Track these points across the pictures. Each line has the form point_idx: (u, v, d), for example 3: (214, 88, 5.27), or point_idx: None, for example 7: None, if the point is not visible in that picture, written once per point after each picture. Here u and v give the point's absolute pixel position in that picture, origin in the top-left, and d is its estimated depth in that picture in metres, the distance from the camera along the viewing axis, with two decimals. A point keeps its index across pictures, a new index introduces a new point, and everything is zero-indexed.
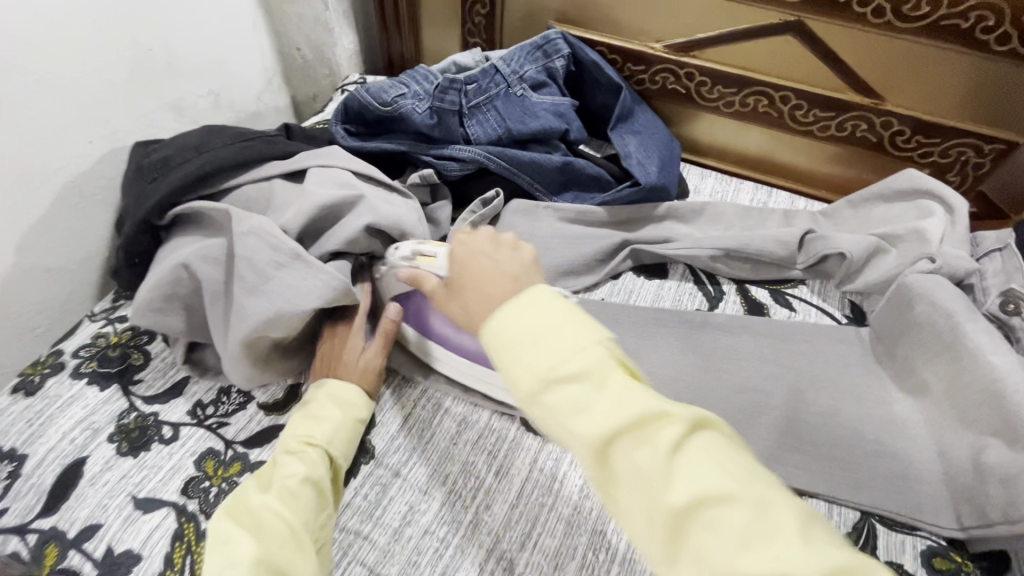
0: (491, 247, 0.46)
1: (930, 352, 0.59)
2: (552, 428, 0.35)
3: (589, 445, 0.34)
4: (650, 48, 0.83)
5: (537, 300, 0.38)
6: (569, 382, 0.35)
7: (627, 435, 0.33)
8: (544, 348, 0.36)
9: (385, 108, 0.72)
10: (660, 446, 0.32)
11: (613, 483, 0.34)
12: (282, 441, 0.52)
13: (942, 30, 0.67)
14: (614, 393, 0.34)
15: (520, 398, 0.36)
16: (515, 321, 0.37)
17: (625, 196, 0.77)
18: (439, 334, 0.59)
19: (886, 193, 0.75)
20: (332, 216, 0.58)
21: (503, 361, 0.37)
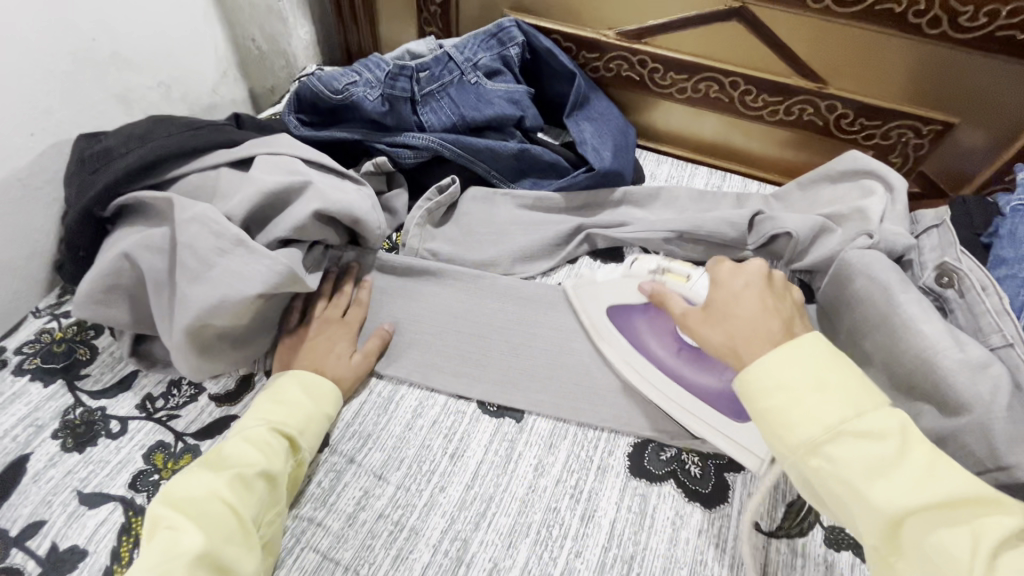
0: (760, 285, 0.51)
1: (868, 325, 0.61)
2: (829, 487, 0.40)
3: (881, 512, 0.37)
4: (603, 35, 0.84)
5: (812, 358, 0.43)
6: (859, 442, 0.39)
7: (931, 510, 0.36)
8: (830, 404, 0.40)
9: (337, 96, 0.72)
10: (974, 531, 0.35)
11: (904, 552, 0.37)
12: (246, 423, 0.51)
13: (877, 14, 0.69)
14: (916, 471, 0.37)
15: (797, 454, 0.41)
16: (784, 376, 0.42)
17: (579, 181, 0.78)
18: (656, 351, 0.61)
19: (832, 174, 0.78)
20: (280, 203, 0.58)
21: (767, 409, 0.42)
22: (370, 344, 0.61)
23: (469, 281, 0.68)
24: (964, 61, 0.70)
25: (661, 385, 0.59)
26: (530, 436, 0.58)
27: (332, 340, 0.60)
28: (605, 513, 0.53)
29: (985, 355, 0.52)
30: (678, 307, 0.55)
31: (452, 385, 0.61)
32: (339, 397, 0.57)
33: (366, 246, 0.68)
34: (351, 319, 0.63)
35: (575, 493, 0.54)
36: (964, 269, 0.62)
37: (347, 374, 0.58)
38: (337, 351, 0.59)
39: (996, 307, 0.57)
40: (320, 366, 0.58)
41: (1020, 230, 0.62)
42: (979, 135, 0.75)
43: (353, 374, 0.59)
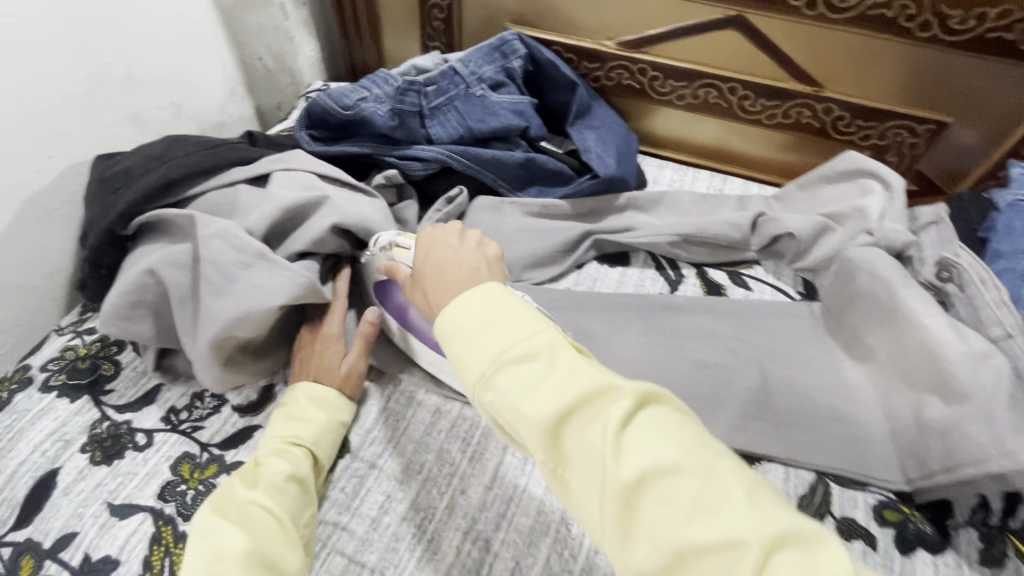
0: (454, 242, 0.51)
1: (874, 319, 0.63)
2: (504, 413, 0.38)
3: (537, 428, 0.36)
4: (603, 46, 0.86)
5: (483, 300, 0.41)
6: (520, 365, 0.38)
7: (573, 414, 0.36)
8: (494, 336, 0.39)
9: (346, 112, 0.74)
10: (606, 422, 0.35)
11: (565, 461, 0.37)
12: (266, 442, 0.53)
13: (870, 20, 0.72)
14: (560, 372, 0.37)
15: (475, 388, 0.39)
16: (466, 320, 0.41)
17: (585, 188, 0.80)
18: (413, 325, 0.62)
19: (832, 175, 0.79)
20: (298, 217, 0.59)
21: (456, 350, 0.41)
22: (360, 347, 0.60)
23: None
24: (954, 62, 0.72)
25: (421, 352, 0.62)
26: None
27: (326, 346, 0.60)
28: None
29: (987, 347, 0.54)
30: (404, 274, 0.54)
31: (468, 390, 0.62)
32: (349, 403, 0.59)
33: None
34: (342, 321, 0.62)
35: None
36: (963, 263, 0.63)
37: (340, 382, 0.59)
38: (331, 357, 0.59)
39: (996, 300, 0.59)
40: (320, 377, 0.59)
41: (1016, 224, 0.64)
42: (972, 134, 0.78)
43: (354, 381, 0.60)
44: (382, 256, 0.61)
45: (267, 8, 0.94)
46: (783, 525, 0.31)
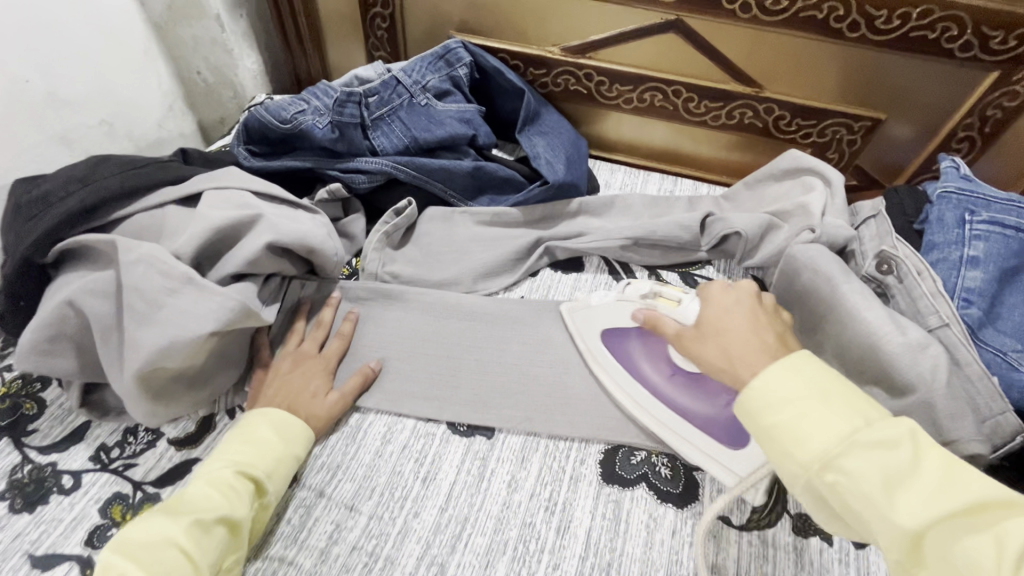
0: (754, 308, 0.52)
1: (818, 314, 0.63)
2: (846, 504, 0.38)
3: (897, 526, 0.36)
4: (548, 52, 0.86)
5: (811, 382, 0.42)
6: (875, 450, 0.38)
7: (947, 521, 0.35)
8: (841, 419, 0.40)
9: (285, 126, 0.72)
10: (992, 537, 0.33)
11: (929, 571, 0.35)
12: (212, 464, 0.50)
13: (802, 21, 0.73)
14: (930, 475, 0.37)
15: (813, 472, 0.39)
16: (789, 401, 0.42)
17: (536, 194, 0.79)
18: (649, 378, 0.60)
19: (776, 173, 0.81)
20: (232, 237, 0.57)
21: (783, 424, 0.42)
22: (351, 385, 0.60)
23: (433, 303, 0.68)
24: (883, 61, 0.75)
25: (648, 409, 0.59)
26: (501, 453, 0.58)
27: (309, 376, 0.59)
28: (580, 523, 0.53)
29: (923, 337, 0.55)
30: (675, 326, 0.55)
31: (420, 407, 0.60)
32: (311, 438, 0.55)
33: (327, 275, 0.67)
34: (328, 356, 0.62)
35: (550, 505, 0.54)
36: (901, 255, 0.65)
37: (315, 410, 0.57)
38: (314, 385, 0.58)
39: (931, 290, 0.61)
40: (293, 402, 0.56)
41: (947, 216, 0.64)
42: (904, 129, 0.81)
43: (328, 413, 0.57)
44: (643, 304, 0.63)
45: (203, 21, 0.89)
46: None
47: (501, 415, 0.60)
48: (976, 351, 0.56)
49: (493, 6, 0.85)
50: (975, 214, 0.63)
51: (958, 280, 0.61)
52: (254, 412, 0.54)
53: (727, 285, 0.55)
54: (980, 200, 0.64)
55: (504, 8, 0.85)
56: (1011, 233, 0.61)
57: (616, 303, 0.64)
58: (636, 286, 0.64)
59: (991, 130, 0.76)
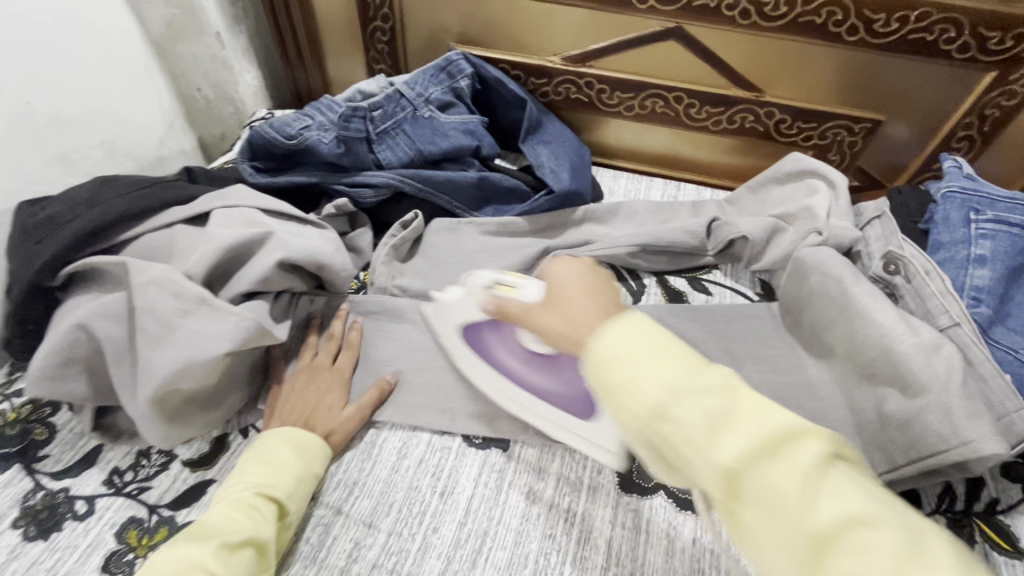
0: (591, 276, 0.45)
1: (828, 317, 0.64)
2: (675, 451, 0.35)
3: (718, 467, 0.33)
4: (549, 61, 0.87)
5: (638, 331, 0.38)
6: (695, 396, 0.35)
7: (760, 453, 0.33)
8: (663, 366, 0.36)
9: (290, 142, 0.71)
10: (796, 462, 0.32)
11: (742, 504, 0.33)
12: (231, 488, 0.49)
13: (801, 26, 0.74)
14: (741, 409, 0.34)
15: (650, 420, 0.35)
16: (624, 350, 0.37)
17: (541, 204, 0.79)
18: (512, 368, 0.60)
19: (779, 176, 0.81)
20: (242, 256, 0.57)
21: (612, 378, 0.37)
22: (366, 399, 0.59)
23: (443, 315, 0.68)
24: (882, 63, 0.76)
25: (514, 397, 0.59)
26: (517, 465, 0.58)
27: (325, 392, 0.59)
28: (600, 533, 0.53)
29: (935, 337, 0.55)
30: (518, 305, 0.47)
31: (435, 421, 0.60)
32: (329, 455, 0.55)
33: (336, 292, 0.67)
34: (341, 368, 0.62)
35: (569, 516, 0.54)
36: (907, 255, 0.65)
37: (334, 425, 0.57)
38: (329, 401, 0.58)
39: (941, 289, 0.61)
40: (309, 420, 0.56)
41: (952, 215, 0.65)
42: (903, 130, 0.81)
43: (345, 428, 0.57)
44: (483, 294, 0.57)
45: (204, 37, 0.90)
46: None
47: (516, 426, 0.60)
48: (988, 349, 0.57)
49: (493, 17, 0.86)
50: (980, 212, 0.63)
51: (966, 279, 0.61)
52: (272, 432, 0.54)
53: (569, 254, 0.46)
54: (985, 199, 0.64)
55: (504, 19, 0.85)
56: (1018, 231, 0.62)
57: (462, 300, 0.61)
58: (481, 278, 0.60)
59: (990, 128, 0.77)
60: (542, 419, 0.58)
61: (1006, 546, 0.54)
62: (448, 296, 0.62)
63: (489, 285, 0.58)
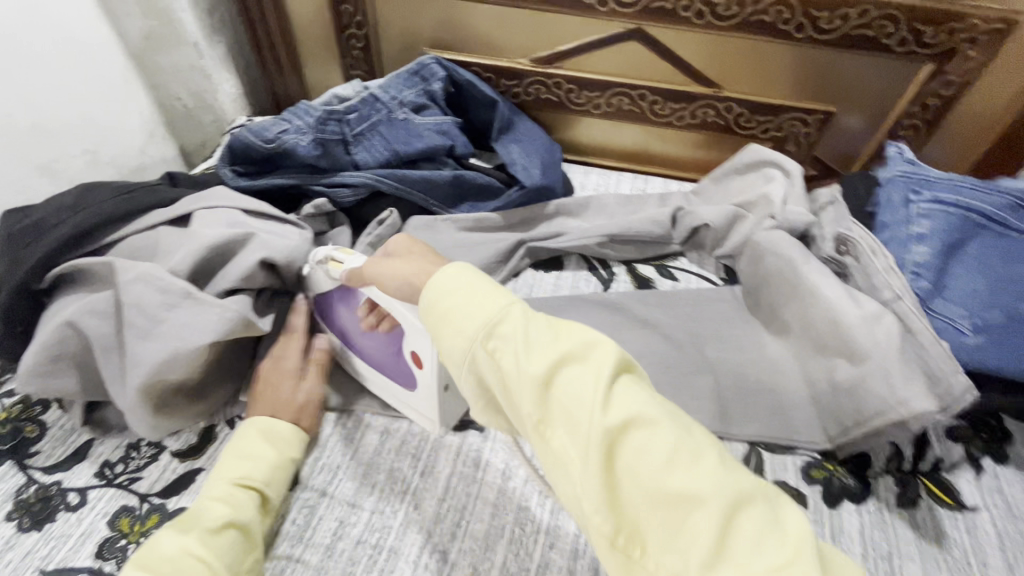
0: (417, 248, 0.52)
1: (783, 296, 0.68)
2: (500, 374, 0.39)
3: (530, 380, 0.37)
4: (518, 63, 0.90)
5: (469, 276, 0.43)
6: (510, 324, 0.40)
7: (563, 366, 0.38)
8: (486, 301, 0.41)
9: (269, 146, 0.75)
10: (591, 372, 0.37)
11: (550, 420, 0.37)
12: (212, 482, 0.52)
13: (753, 24, 0.78)
14: (552, 333, 0.39)
15: (475, 348, 0.40)
16: (458, 290, 0.42)
17: (514, 199, 0.83)
18: (346, 332, 0.63)
19: (739, 167, 0.86)
20: (225, 254, 0.59)
21: (449, 311, 0.42)
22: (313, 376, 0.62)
23: None
24: (829, 58, 0.80)
25: (356, 359, 0.64)
26: (494, 444, 0.61)
27: (290, 378, 0.61)
28: None
29: (877, 309, 0.60)
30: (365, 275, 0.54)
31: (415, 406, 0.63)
32: (303, 437, 0.58)
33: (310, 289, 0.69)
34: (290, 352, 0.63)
35: (543, 489, 0.57)
36: (855, 236, 0.70)
37: (300, 411, 0.59)
38: (289, 385, 0.60)
39: (885, 266, 0.66)
40: (276, 409, 0.58)
41: (895, 197, 0.69)
42: (853, 120, 0.86)
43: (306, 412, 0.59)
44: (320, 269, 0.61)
45: (183, 47, 0.92)
46: (747, 483, 0.33)
47: None
48: (928, 319, 0.61)
49: (465, 23, 0.89)
50: (918, 194, 0.68)
51: (908, 256, 0.65)
52: (244, 424, 0.56)
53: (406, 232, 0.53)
54: (923, 181, 0.69)
55: (475, 24, 0.89)
56: (954, 210, 0.66)
57: (310, 273, 0.63)
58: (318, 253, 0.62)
59: (933, 117, 0.83)
60: (377, 381, 0.62)
61: (949, 501, 0.59)
62: (302, 270, 0.64)
63: (320, 261, 0.60)
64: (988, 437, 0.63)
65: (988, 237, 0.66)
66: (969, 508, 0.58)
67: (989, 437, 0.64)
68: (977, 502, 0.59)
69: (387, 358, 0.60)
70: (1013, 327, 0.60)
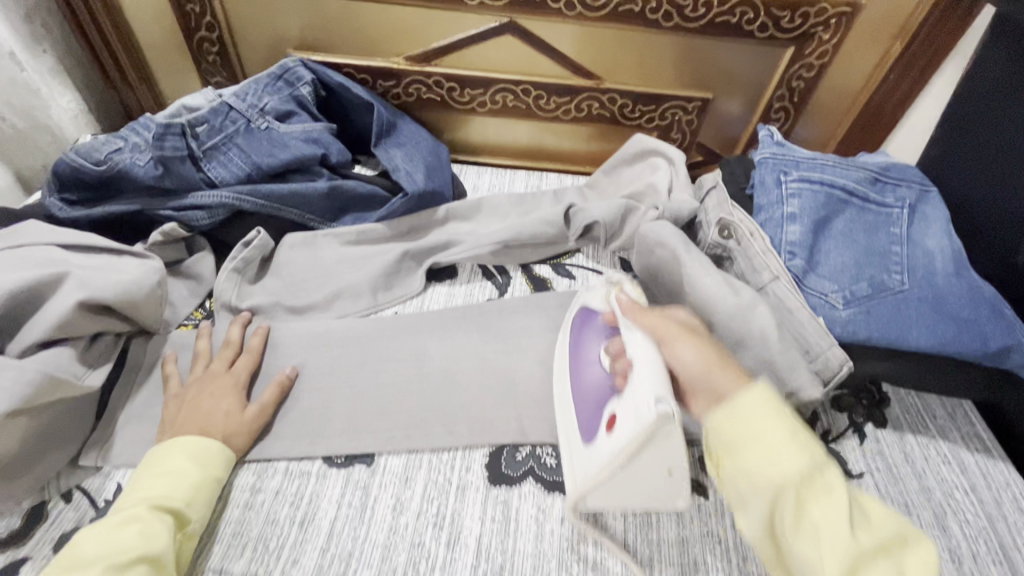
0: (700, 339, 0.50)
1: (674, 285, 0.67)
2: (800, 527, 0.38)
3: (842, 553, 0.36)
4: (393, 62, 0.85)
5: (768, 401, 0.42)
6: (812, 483, 0.39)
7: (883, 555, 0.37)
8: (787, 451, 0.40)
9: (100, 168, 0.65)
10: (902, 570, 0.36)
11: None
12: (124, 504, 0.46)
13: (622, 14, 0.78)
14: (865, 515, 0.39)
15: (779, 485, 0.39)
16: (761, 416, 0.42)
17: (398, 208, 0.78)
18: (582, 364, 0.58)
19: (627, 158, 0.86)
20: (34, 301, 0.50)
21: (742, 447, 0.41)
22: (268, 395, 0.59)
23: (300, 336, 0.66)
24: (699, 45, 0.81)
25: (565, 385, 0.60)
26: (383, 477, 0.56)
27: (212, 396, 0.56)
28: (470, 532, 0.53)
29: (753, 299, 0.60)
30: (648, 322, 0.52)
31: (294, 447, 0.57)
32: (230, 458, 0.53)
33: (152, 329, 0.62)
34: (236, 370, 0.60)
35: (438, 521, 0.53)
36: (736, 220, 0.71)
37: (224, 428, 0.54)
38: (224, 409, 0.55)
39: (764, 247, 0.67)
40: (204, 423, 0.53)
41: (768, 178, 0.70)
42: (730, 105, 0.89)
43: (247, 429, 0.56)
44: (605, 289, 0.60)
45: None
46: None
47: (380, 439, 0.58)
48: (804, 297, 0.63)
49: (330, 21, 0.83)
50: (788, 174, 0.70)
51: (783, 236, 0.67)
52: (169, 439, 0.52)
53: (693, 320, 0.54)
54: (791, 161, 0.70)
55: (341, 23, 0.83)
56: (821, 189, 0.68)
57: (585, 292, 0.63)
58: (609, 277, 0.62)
59: (799, 99, 0.86)
60: (568, 411, 0.57)
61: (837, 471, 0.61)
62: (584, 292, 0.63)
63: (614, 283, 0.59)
64: (868, 403, 0.66)
65: (852, 211, 0.68)
66: (855, 476, 0.61)
67: (870, 402, 0.67)
68: (861, 468, 0.61)
69: (591, 404, 0.54)
70: (876, 298, 0.62)
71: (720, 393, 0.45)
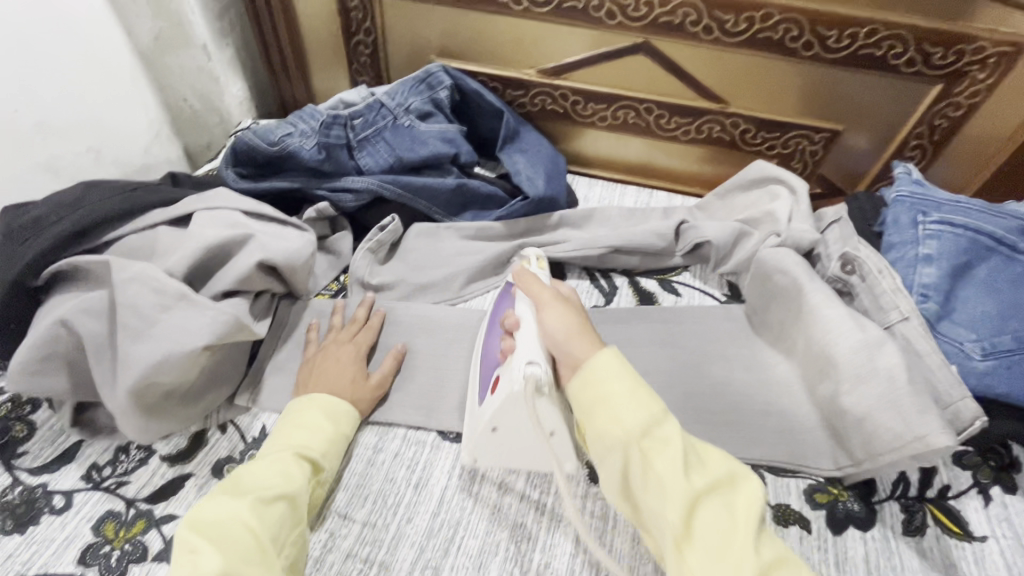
0: (568, 311, 0.54)
1: (790, 312, 0.67)
2: (644, 479, 0.43)
3: (679, 498, 0.41)
4: (526, 74, 0.90)
5: (616, 367, 0.47)
6: (648, 434, 0.44)
7: (714, 491, 0.42)
8: (627, 410, 0.45)
9: (273, 148, 0.75)
10: (732, 505, 0.41)
11: (689, 542, 0.40)
12: (271, 448, 0.52)
13: (760, 41, 0.78)
14: (701, 459, 0.44)
15: (626, 442, 0.44)
16: (610, 377, 0.46)
17: (518, 209, 0.82)
18: (490, 326, 0.63)
19: (744, 184, 0.85)
20: (222, 257, 0.59)
21: (595, 411, 0.46)
22: (387, 365, 0.64)
23: (422, 318, 0.71)
24: (837, 75, 0.80)
25: (478, 347, 0.65)
26: None
27: (342, 362, 0.62)
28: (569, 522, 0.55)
29: (881, 335, 0.59)
30: (534, 288, 0.57)
31: (413, 417, 0.62)
32: (355, 419, 0.59)
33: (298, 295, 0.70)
34: (358, 341, 0.66)
35: (539, 506, 0.56)
36: (862, 256, 0.69)
37: (350, 393, 0.60)
38: (350, 376, 0.61)
39: (892, 287, 0.65)
40: (336, 388, 0.59)
41: (902, 217, 0.69)
42: (859, 139, 0.86)
43: (372, 395, 0.62)
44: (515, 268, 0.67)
45: (190, 50, 0.89)
46: None
47: None
48: (936, 342, 0.61)
49: (473, 32, 0.89)
50: (926, 215, 0.67)
51: (915, 277, 0.65)
52: (308, 396, 0.57)
53: (570, 296, 0.57)
54: (931, 202, 0.68)
55: (483, 34, 0.89)
56: (962, 232, 0.65)
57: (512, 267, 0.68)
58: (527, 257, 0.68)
59: (939, 138, 0.82)
60: (474, 369, 0.62)
61: (956, 530, 0.57)
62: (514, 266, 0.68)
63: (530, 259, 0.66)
64: (995, 465, 0.61)
65: (998, 260, 0.64)
66: (977, 538, 0.56)
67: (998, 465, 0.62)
68: (986, 532, 0.57)
69: (487, 367, 0.59)
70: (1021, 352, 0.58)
71: (576, 359, 0.49)
